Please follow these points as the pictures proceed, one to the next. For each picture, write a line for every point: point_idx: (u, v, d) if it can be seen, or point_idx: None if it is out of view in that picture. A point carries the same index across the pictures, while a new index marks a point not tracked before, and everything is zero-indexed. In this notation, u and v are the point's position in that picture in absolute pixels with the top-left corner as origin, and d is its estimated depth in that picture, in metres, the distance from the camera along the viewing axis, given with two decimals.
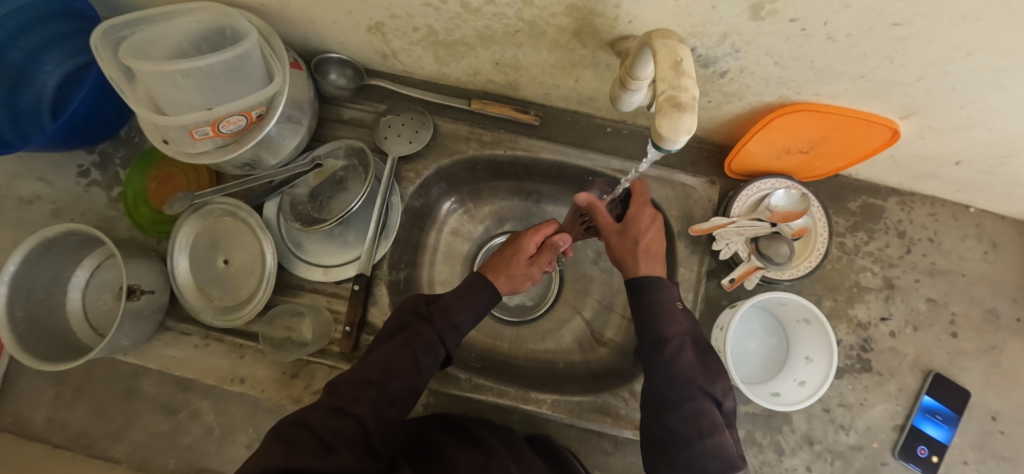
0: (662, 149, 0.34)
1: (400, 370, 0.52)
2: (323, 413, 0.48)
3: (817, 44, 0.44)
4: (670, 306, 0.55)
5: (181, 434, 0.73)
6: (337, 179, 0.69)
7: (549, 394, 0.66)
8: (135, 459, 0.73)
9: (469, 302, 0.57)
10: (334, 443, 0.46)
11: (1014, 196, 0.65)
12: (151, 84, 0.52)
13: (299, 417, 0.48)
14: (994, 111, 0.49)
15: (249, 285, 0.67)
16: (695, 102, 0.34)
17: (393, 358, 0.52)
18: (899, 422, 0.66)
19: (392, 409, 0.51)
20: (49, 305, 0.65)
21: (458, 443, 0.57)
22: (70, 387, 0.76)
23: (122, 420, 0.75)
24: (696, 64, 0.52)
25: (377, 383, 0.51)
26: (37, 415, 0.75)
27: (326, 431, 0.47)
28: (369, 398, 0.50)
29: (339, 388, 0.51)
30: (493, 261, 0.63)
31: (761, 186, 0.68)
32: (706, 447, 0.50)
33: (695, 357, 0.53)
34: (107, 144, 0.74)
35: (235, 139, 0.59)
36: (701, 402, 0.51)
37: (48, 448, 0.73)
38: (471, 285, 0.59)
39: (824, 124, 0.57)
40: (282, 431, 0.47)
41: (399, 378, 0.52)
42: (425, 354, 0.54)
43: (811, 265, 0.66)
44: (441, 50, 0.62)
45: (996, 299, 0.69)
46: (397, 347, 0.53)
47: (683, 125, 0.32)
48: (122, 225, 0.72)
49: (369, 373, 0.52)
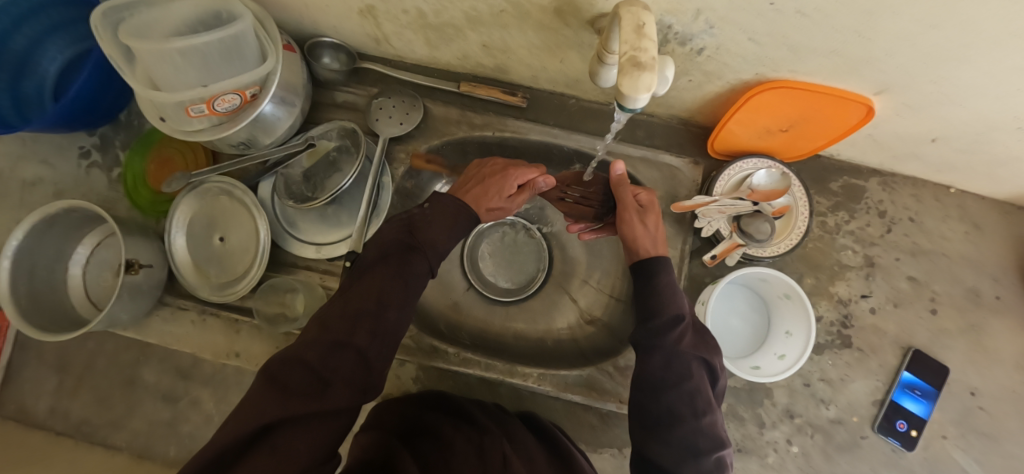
0: (627, 108, 0.36)
1: (393, 299, 0.52)
2: (318, 350, 0.47)
3: (787, 19, 0.46)
4: (675, 290, 0.59)
5: (181, 421, 0.75)
6: (330, 160, 0.71)
7: (535, 369, 0.67)
8: (135, 447, 0.75)
9: (455, 229, 0.58)
10: (332, 380, 0.46)
11: (993, 174, 0.66)
12: (148, 62, 0.54)
13: (291, 356, 0.47)
14: (965, 85, 0.50)
15: (244, 262, 0.69)
16: (654, 61, 0.35)
17: (383, 287, 0.52)
18: (879, 397, 0.67)
19: (386, 340, 0.51)
20: (50, 282, 0.67)
21: (451, 421, 0.58)
22: (72, 374, 0.78)
23: (123, 407, 0.77)
24: (675, 42, 0.54)
25: (371, 312, 0.51)
26: (40, 403, 0.78)
27: (323, 370, 0.46)
28: (366, 329, 0.50)
29: (330, 320, 0.50)
30: (475, 190, 0.63)
31: (743, 166, 0.69)
32: (700, 426, 0.54)
33: (697, 338, 0.57)
34: (107, 127, 0.76)
35: (229, 118, 0.61)
36: (698, 383, 0.55)
37: (50, 436, 0.75)
38: (456, 214, 0.59)
39: (800, 101, 0.59)
40: (274, 373, 0.46)
41: (392, 308, 0.52)
42: (414, 280, 0.55)
43: (792, 243, 0.68)
44: (431, 34, 0.64)
45: (977, 278, 0.71)
46: (387, 277, 0.53)
47: (642, 83, 0.34)
48: (121, 206, 0.74)
49: (363, 304, 0.51)
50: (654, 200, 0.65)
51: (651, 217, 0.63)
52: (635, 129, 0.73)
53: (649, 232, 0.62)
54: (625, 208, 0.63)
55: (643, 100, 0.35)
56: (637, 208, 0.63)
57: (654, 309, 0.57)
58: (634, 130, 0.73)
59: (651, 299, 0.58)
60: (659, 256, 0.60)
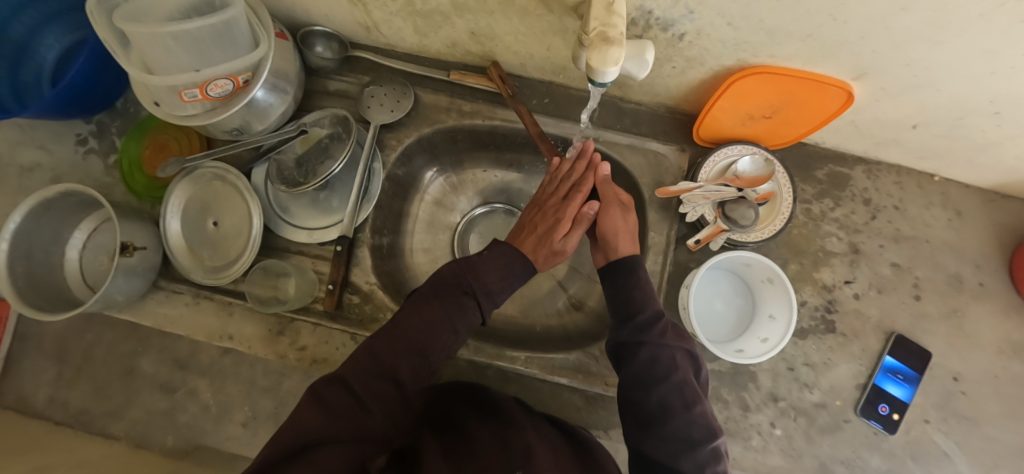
0: (598, 81, 0.40)
1: (439, 340, 0.55)
2: (364, 377, 0.51)
3: (762, 3, 0.47)
4: (650, 286, 0.60)
5: (179, 410, 0.77)
6: (322, 146, 0.72)
7: (522, 352, 0.68)
8: (134, 437, 0.76)
9: (508, 277, 0.60)
10: (370, 406, 0.50)
11: (974, 161, 0.67)
12: (142, 47, 0.56)
13: (337, 377, 0.51)
14: (940, 69, 0.51)
15: (237, 246, 0.71)
16: (621, 37, 0.38)
17: (434, 327, 0.55)
18: (862, 382, 0.68)
19: (425, 373, 0.54)
20: (48, 263, 0.68)
21: (477, 415, 0.61)
22: (71, 365, 0.80)
23: (122, 398, 0.78)
24: (657, 27, 0.55)
25: (418, 350, 0.54)
26: (38, 393, 0.79)
27: (365, 396, 0.50)
28: (411, 364, 0.53)
29: (380, 349, 0.53)
30: (533, 236, 0.65)
31: (727, 153, 0.70)
32: (692, 417, 0.53)
33: (676, 331, 0.58)
34: (104, 114, 0.77)
35: (222, 103, 0.62)
36: (685, 374, 0.55)
37: (49, 425, 0.77)
38: (508, 259, 0.61)
39: (782, 87, 0.60)
40: (321, 391, 0.49)
41: (438, 348, 0.55)
42: (464, 327, 0.57)
43: (776, 228, 0.68)
44: (420, 21, 0.66)
45: (959, 264, 0.72)
46: (438, 318, 0.55)
47: (609, 58, 0.37)
48: (117, 191, 0.75)
49: (413, 342, 0.54)
50: (634, 200, 0.66)
51: (631, 215, 0.64)
52: (623, 117, 0.74)
53: (627, 228, 0.63)
54: (608, 203, 0.64)
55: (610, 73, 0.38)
56: (619, 204, 0.64)
57: (636, 305, 0.58)
58: (621, 118, 0.74)
59: (634, 293, 0.59)
60: (632, 253, 0.61)
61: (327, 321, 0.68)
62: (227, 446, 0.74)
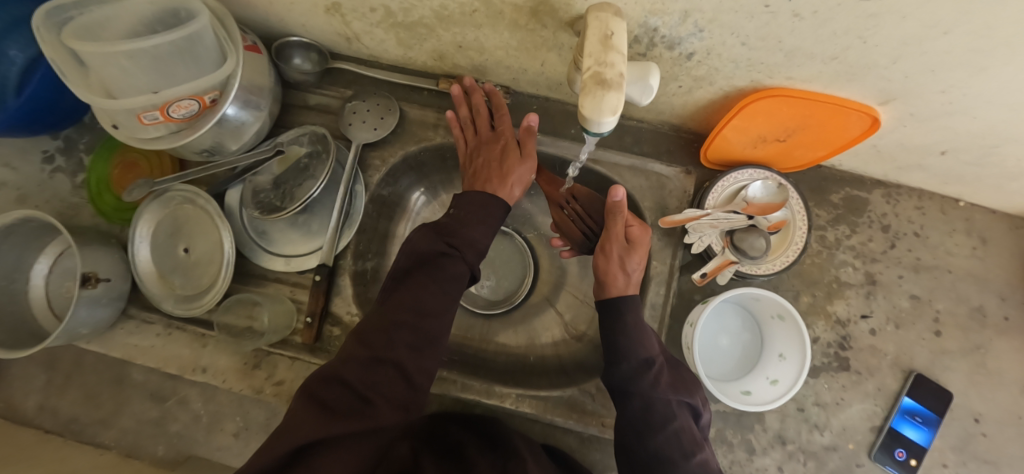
0: (594, 129, 0.39)
1: (429, 309, 0.51)
2: (358, 367, 0.46)
3: (783, 22, 0.42)
4: (647, 329, 0.56)
5: (170, 420, 0.73)
6: (301, 167, 0.67)
7: (513, 389, 0.63)
8: (124, 445, 0.72)
9: (487, 224, 0.56)
10: (373, 398, 0.45)
11: (1004, 188, 0.61)
12: (95, 65, 0.50)
13: (330, 372, 0.46)
14: (978, 95, 0.45)
15: (209, 274, 0.66)
16: (620, 78, 0.38)
17: (420, 299, 0.51)
18: (877, 424, 0.63)
19: (427, 353, 0.50)
20: (10, 292, 0.64)
21: (477, 442, 0.57)
22: (60, 372, 0.76)
23: (112, 406, 0.74)
24: (661, 46, 0.49)
25: (409, 326, 0.49)
26: (29, 401, 0.75)
27: (363, 385, 0.46)
28: (406, 342, 0.49)
29: (369, 335, 0.49)
30: (494, 173, 0.58)
31: (738, 178, 0.65)
32: (691, 467, 0.50)
33: (673, 376, 0.54)
34: (72, 129, 0.73)
35: (188, 124, 0.57)
36: (683, 421, 0.52)
37: (38, 434, 0.73)
38: (485, 206, 0.56)
39: (799, 110, 0.54)
40: (314, 389, 0.45)
41: (431, 318, 0.51)
42: (453, 286, 0.52)
43: (789, 260, 0.63)
44: (403, 33, 0.60)
45: (984, 297, 0.66)
46: (424, 287, 0.51)
47: (606, 106, 0.37)
48: (85, 213, 0.71)
49: (400, 317, 0.49)
50: (645, 237, 0.58)
51: (635, 257, 0.57)
52: (624, 135, 0.69)
53: (625, 269, 0.57)
54: (609, 238, 0.57)
55: (609, 122, 0.38)
56: (622, 241, 0.57)
57: (621, 353, 0.54)
58: (622, 136, 0.69)
59: (619, 340, 0.55)
60: (623, 294, 0.57)
61: (305, 355, 0.64)
62: (220, 457, 0.70)
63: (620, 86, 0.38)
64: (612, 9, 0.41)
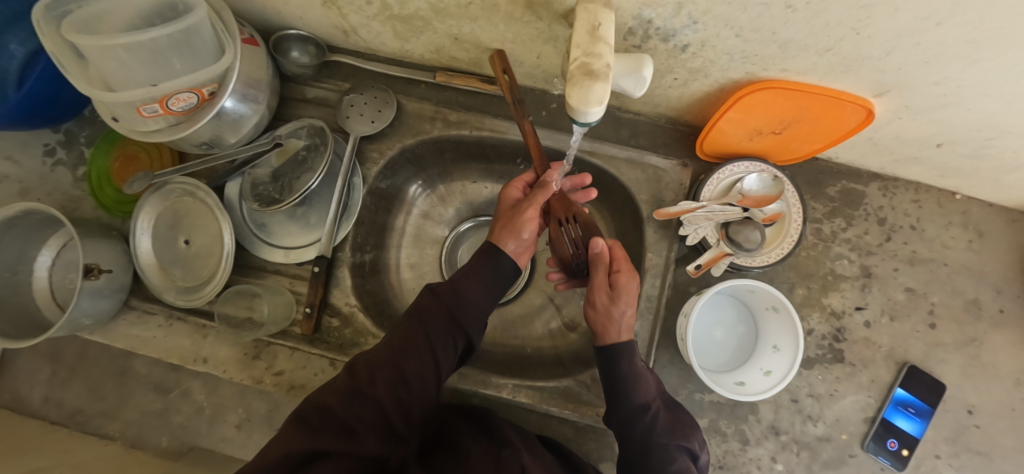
0: (582, 119, 0.40)
1: (414, 350, 0.54)
2: (345, 399, 0.50)
3: (776, 14, 0.42)
4: (642, 372, 0.56)
5: (173, 411, 0.74)
6: (299, 159, 0.68)
7: (510, 380, 0.64)
8: (129, 436, 0.74)
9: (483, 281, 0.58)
10: (357, 428, 0.48)
11: (1001, 181, 0.61)
12: (95, 58, 0.51)
13: (322, 403, 0.49)
14: (973, 87, 0.45)
15: (210, 266, 0.67)
16: (607, 69, 0.39)
17: (405, 342, 0.55)
18: (870, 415, 0.64)
19: (409, 393, 0.53)
20: (14, 284, 0.65)
21: (472, 433, 0.57)
22: (65, 365, 0.77)
23: (116, 397, 0.75)
24: (656, 38, 0.49)
25: (390, 364, 0.53)
26: (35, 392, 0.77)
27: (349, 416, 0.49)
28: (385, 380, 0.52)
29: (358, 370, 0.53)
30: (505, 220, 0.60)
31: (734, 170, 0.65)
32: None
33: (670, 419, 0.57)
34: (72, 123, 0.73)
35: (187, 117, 0.57)
36: (683, 466, 0.54)
37: (45, 424, 0.74)
38: (491, 267, 0.58)
39: (794, 102, 0.54)
40: (305, 416, 0.47)
41: (413, 359, 0.54)
42: (440, 338, 0.56)
43: (783, 252, 0.64)
44: (399, 26, 0.60)
45: (979, 289, 0.66)
46: (410, 331, 0.56)
47: (592, 97, 0.38)
48: (86, 205, 0.72)
49: (384, 354, 0.54)
50: (633, 282, 0.57)
51: (622, 303, 0.56)
52: (620, 128, 0.69)
53: (613, 318, 0.56)
54: (593, 289, 0.57)
55: (595, 111, 0.39)
56: (607, 289, 0.57)
57: (619, 398, 0.55)
58: (618, 129, 0.69)
59: (616, 387, 0.55)
60: (619, 341, 0.55)
61: (305, 345, 0.65)
62: (223, 448, 0.71)
63: (606, 77, 0.39)
64: (601, 1, 0.42)
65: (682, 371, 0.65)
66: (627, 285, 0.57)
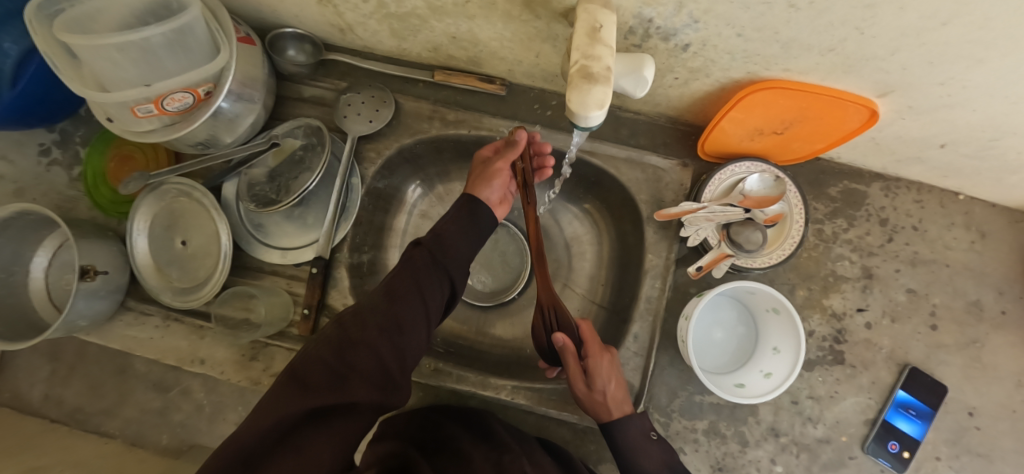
0: (582, 124, 0.39)
1: (401, 294, 0.51)
2: (333, 347, 0.47)
3: (779, 13, 0.41)
4: (643, 444, 0.54)
5: (173, 409, 0.73)
6: (296, 159, 0.67)
7: (509, 381, 0.64)
8: (129, 435, 0.73)
9: (469, 235, 0.56)
10: (348, 375, 0.45)
11: (1004, 181, 0.61)
12: (87, 58, 0.50)
13: (307, 356, 0.46)
14: (978, 88, 0.45)
15: (206, 266, 0.67)
16: (607, 72, 0.39)
17: (393, 289, 0.51)
18: (871, 416, 0.64)
19: (403, 337, 0.49)
20: (10, 285, 0.64)
21: (470, 438, 0.57)
22: (66, 362, 0.77)
23: (116, 396, 0.75)
24: (656, 37, 0.49)
25: (380, 311, 0.49)
26: (35, 390, 0.76)
27: (337, 364, 0.45)
28: (374, 323, 0.48)
29: (347, 320, 0.49)
30: (476, 173, 0.61)
31: (734, 170, 0.65)
32: None
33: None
34: (67, 122, 0.73)
35: (183, 117, 0.57)
36: None
37: (44, 423, 0.74)
38: (471, 217, 0.57)
39: (796, 102, 0.54)
40: (291, 372, 0.45)
41: (405, 306, 0.50)
42: (429, 281, 0.52)
43: (785, 253, 0.63)
44: (396, 24, 0.60)
45: (981, 291, 0.66)
46: (396, 277, 0.52)
47: (592, 100, 0.37)
48: (82, 206, 0.71)
49: (370, 300, 0.51)
50: (603, 359, 0.56)
51: (601, 387, 0.55)
52: (620, 127, 0.68)
53: (598, 402, 0.55)
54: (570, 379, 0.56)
55: (596, 116, 0.38)
56: (582, 376, 0.56)
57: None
58: (618, 128, 0.68)
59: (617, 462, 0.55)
60: (612, 420, 0.55)
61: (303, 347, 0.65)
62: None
63: (607, 80, 0.39)
64: (601, 1, 0.41)
65: (682, 373, 0.65)
66: (598, 361, 0.56)
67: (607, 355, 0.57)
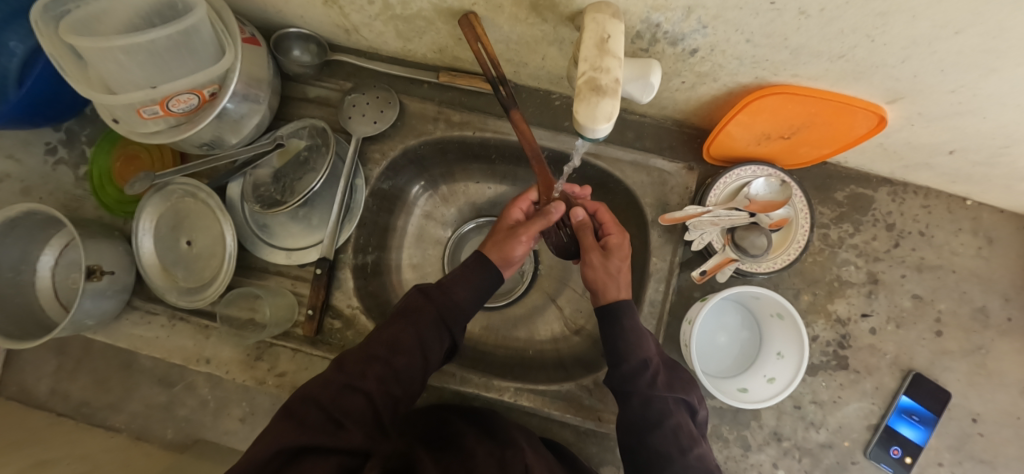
0: (588, 136, 0.39)
1: (404, 347, 0.53)
2: (336, 390, 0.49)
3: (788, 20, 0.41)
4: (643, 331, 0.56)
5: (178, 404, 0.74)
6: (301, 160, 0.67)
7: (512, 383, 0.63)
8: (134, 429, 0.74)
9: (474, 284, 0.57)
10: (344, 421, 0.47)
11: (1013, 189, 0.60)
12: (93, 60, 0.50)
13: (309, 394, 0.48)
14: (989, 96, 0.44)
15: (212, 267, 0.67)
16: (616, 84, 0.39)
17: (396, 339, 0.53)
18: (873, 422, 0.63)
19: (397, 386, 0.52)
20: (15, 284, 0.64)
21: (476, 433, 0.57)
22: (72, 357, 0.77)
23: (121, 390, 0.76)
24: (663, 42, 0.48)
25: (381, 359, 0.52)
26: (41, 385, 0.77)
27: (336, 409, 0.47)
28: (376, 374, 0.51)
29: (348, 364, 0.51)
30: (497, 237, 0.61)
31: (740, 174, 0.64)
32: (689, 462, 0.51)
33: (668, 377, 0.55)
34: (73, 121, 0.73)
35: (188, 119, 0.57)
36: (680, 418, 0.53)
37: (50, 416, 0.75)
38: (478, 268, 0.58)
39: (803, 108, 0.53)
40: (292, 408, 0.47)
41: (404, 355, 0.52)
42: (432, 336, 0.54)
43: (789, 258, 0.63)
44: (401, 26, 0.59)
45: (987, 297, 0.66)
46: (401, 329, 0.54)
47: (599, 113, 0.37)
48: (89, 205, 0.72)
49: (376, 349, 0.52)
50: (623, 242, 0.59)
51: (616, 258, 0.58)
52: (627, 130, 0.68)
53: (611, 274, 0.57)
54: (586, 249, 0.59)
55: (603, 128, 0.38)
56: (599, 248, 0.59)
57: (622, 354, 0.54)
58: (624, 131, 0.68)
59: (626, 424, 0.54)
60: (620, 298, 0.56)
61: (307, 347, 0.65)
62: (227, 440, 0.72)
63: (615, 92, 0.38)
64: (610, 11, 0.41)
65: None
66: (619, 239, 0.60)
67: (626, 238, 0.60)
